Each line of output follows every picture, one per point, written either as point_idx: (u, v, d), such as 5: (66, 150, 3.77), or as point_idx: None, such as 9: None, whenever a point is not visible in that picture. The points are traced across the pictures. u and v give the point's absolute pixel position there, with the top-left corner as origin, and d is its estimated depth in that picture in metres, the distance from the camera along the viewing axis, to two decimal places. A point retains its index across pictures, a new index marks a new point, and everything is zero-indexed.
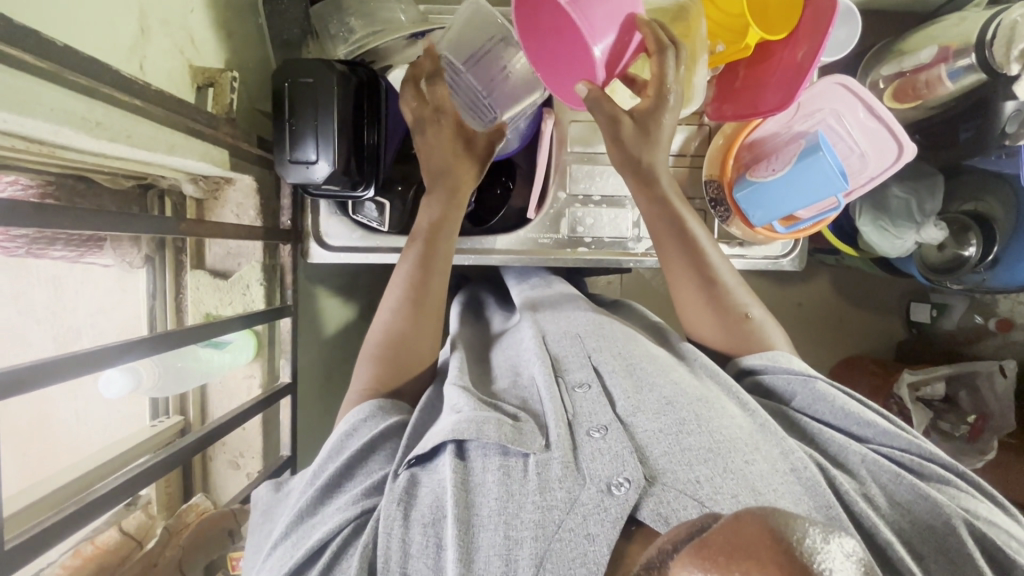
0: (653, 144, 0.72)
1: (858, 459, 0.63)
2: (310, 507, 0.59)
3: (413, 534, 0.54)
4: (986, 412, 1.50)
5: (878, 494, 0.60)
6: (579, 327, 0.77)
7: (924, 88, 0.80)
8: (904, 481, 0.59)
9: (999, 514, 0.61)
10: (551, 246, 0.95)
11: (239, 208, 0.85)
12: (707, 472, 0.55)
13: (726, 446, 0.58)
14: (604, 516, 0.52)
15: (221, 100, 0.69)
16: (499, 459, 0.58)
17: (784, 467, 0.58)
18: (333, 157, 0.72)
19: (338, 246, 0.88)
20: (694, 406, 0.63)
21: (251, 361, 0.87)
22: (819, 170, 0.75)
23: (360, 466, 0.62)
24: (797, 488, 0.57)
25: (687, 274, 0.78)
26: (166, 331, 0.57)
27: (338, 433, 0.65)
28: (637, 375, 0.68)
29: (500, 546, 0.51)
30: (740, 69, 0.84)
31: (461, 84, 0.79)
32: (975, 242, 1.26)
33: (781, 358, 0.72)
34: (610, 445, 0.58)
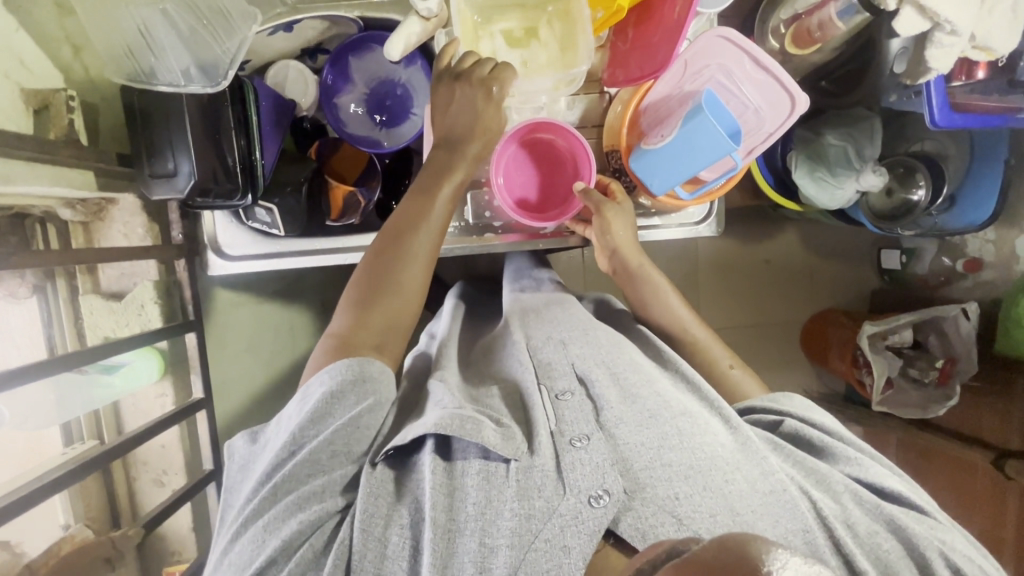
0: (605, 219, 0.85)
1: (841, 488, 0.65)
2: (283, 484, 0.60)
3: (391, 533, 0.57)
4: (953, 356, 1.45)
5: (857, 519, 0.62)
6: (563, 332, 0.79)
7: (818, 31, 0.74)
8: (882, 511, 0.62)
9: (973, 551, 0.63)
10: (458, 233, 0.91)
11: (127, 227, 0.83)
12: (686, 490, 0.59)
13: (707, 463, 0.61)
14: (581, 528, 0.55)
15: (61, 121, 0.67)
16: (481, 462, 0.61)
17: (764, 487, 0.61)
18: (191, 167, 0.69)
19: (236, 256, 0.88)
20: (678, 422, 0.65)
21: (160, 380, 0.86)
22: (703, 132, 0.71)
23: (345, 441, 0.62)
24: (776, 509, 0.59)
25: (655, 311, 0.89)
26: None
27: (318, 395, 0.64)
28: (622, 384, 0.70)
29: (475, 552, 0.55)
30: (628, 31, 0.80)
31: (354, 95, 0.91)
32: (923, 182, 1.21)
33: (783, 399, 0.76)
34: (591, 456, 0.60)
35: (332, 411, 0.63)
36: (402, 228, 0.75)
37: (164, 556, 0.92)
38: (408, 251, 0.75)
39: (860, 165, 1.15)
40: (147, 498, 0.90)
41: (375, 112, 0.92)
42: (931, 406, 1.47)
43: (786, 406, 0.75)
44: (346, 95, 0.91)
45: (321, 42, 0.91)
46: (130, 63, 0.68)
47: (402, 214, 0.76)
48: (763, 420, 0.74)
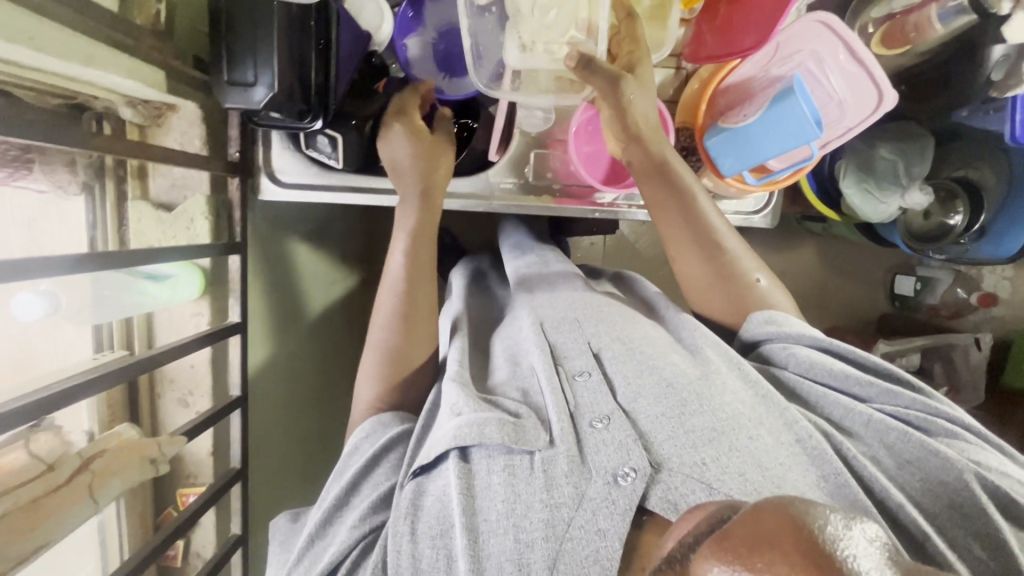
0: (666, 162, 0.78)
1: (862, 421, 0.66)
2: (319, 529, 0.64)
3: (421, 546, 0.57)
4: (957, 386, 1.48)
5: (884, 453, 0.63)
6: (574, 312, 0.78)
7: (913, 31, 0.74)
8: (909, 437, 0.62)
9: (1007, 464, 0.64)
10: (514, 190, 0.91)
11: (184, 137, 0.80)
12: (713, 453, 0.60)
13: (730, 423, 0.62)
14: (613, 509, 0.56)
15: (147, 10, 0.66)
16: (505, 458, 0.61)
17: (789, 439, 0.63)
18: (272, 81, 0.67)
19: (290, 183, 0.87)
20: (693, 386, 0.66)
21: (198, 299, 0.84)
22: (790, 116, 0.70)
23: (365, 478, 0.66)
24: (803, 460, 0.61)
25: (682, 241, 0.80)
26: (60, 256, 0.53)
27: (344, 452, 0.70)
28: (637, 357, 0.70)
29: (509, 549, 0.55)
30: (719, 9, 0.78)
31: (424, 40, 0.88)
32: (961, 210, 1.23)
33: (779, 319, 0.74)
34: (614, 435, 0.62)
35: (354, 460, 0.69)
36: (409, 278, 0.80)
37: (178, 478, 0.91)
38: (418, 304, 0.79)
39: (907, 182, 1.15)
40: (170, 417, 0.88)
41: (443, 62, 0.89)
42: None
43: (791, 333, 0.73)
44: (415, 37, 0.87)
45: None
46: None
47: (396, 264, 0.81)
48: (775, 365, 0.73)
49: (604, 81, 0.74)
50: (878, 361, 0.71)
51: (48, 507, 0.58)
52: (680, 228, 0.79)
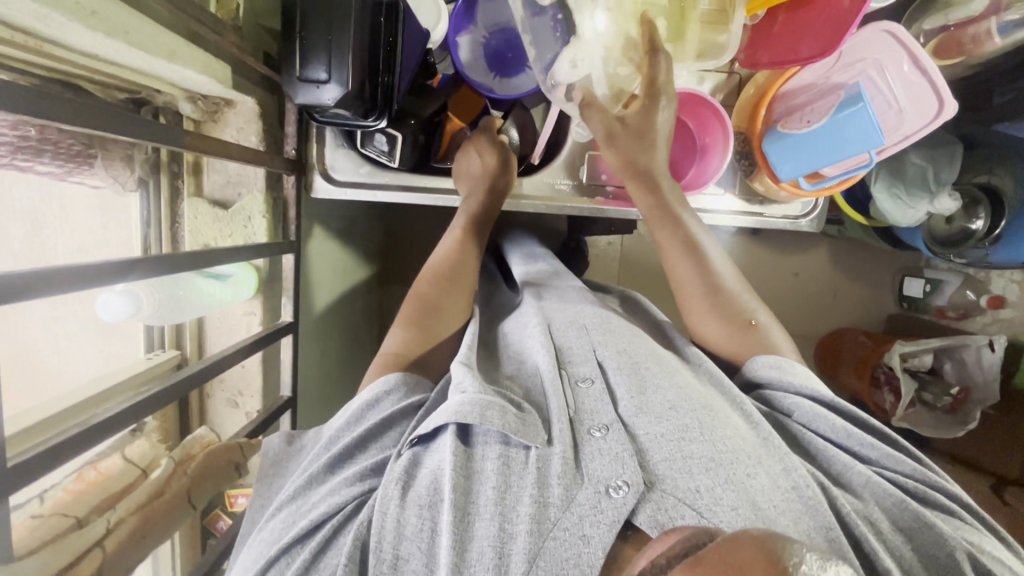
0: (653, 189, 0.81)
1: (860, 480, 0.63)
2: (318, 475, 0.62)
3: (408, 515, 0.55)
4: (969, 385, 1.53)
5: (880, 516, 0.60)
6: (584, 318, 0.81)
7: (970, 43, 0.76)
8: (908, 507, 0.60)
9: (1001, 551, 0.61)
10: (569, 192, 0.91)
11: (240, 133, 0.79)
12: (708, 483, 0.57)
13: (729, 456, 0.60)
14: (600, 518, 0.53)
15: (226, 3, 0.64)
16: (500, 448, 0.60)
17: (785, 484, 0.60)
18: (345, 79, 0.66)
19: (344, 182, 0.86)
20: (698, 413, 0.65)
21: (251, 298, 0.83)
22: (856, 124, 0.72)
23: (374, 439, 0.65)
24: (797, 506, 0.58)
25: (681, 269, 0.81)
26: (151, 256, 0.52)
27: (361, 400, 0.68)
28: (641, 374, 0.70)
29: (493, 537, 0.52)
30: (780, 15, 0.79)
31: (474, 37, 0.87)
32: (983, 214, 1.27)
33: (786, 366, 0.74)
34: (610, 446, 0.60)
35: (366, 414, 0.67)
36: (444, 270, 0.82)
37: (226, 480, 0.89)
38: (434, 331, 0.78)
39: (936, 188, 1.18)
40: (220, 417, 0.87)
41: (493, 61, 0.89)
42: (946, 429, 1.56)
43: (792, 379, 0.72)
44: (467, 35, 0.87)
45: None
46: None
47: (440, 256, 0.84)
48: (778, 403, 0.72)
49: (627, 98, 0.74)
50: (882, 428, 0.71)
51: (155, 507, 0.63)
52: (670, 240, 0.81)
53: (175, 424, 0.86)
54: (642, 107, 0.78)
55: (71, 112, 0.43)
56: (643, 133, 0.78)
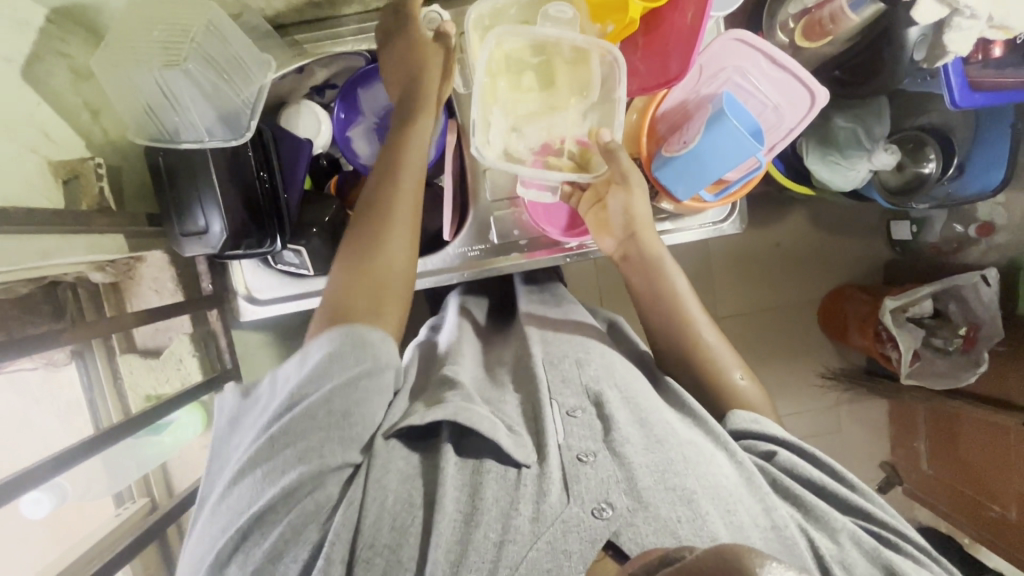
0: (637, 239, 0.83)
1: (839, 525, 0.62)
2: (282, 435, 0.57)
3: (388, 513, 0.55)
4: (977, 322, 1.44)
5: (855, 561, 0.59)
6: (580, 351, 0.76)
7: (830, 23, 0.74)
8: (881, 556, 0.60)
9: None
10: (482, 256, 0.92)
11: (157, 282, 0.83)
12: (689, 515, 0.57)
13: (712, 492, 0.59)
14: (583, 534, 0.54)
15: (90, 190, 0.67)
16: (494, 462, 0.59)
17: (763, 523, 0.59)
18: (223, 221, 0.69)
19: (268, 300, 0.88)
20: (682, 448, 0.63)
21: (204, 432, 0.87)
22: (728, 135, 0.71)
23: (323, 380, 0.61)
24: (776, 546, 0.58)
25: (653, 299, 0.83)
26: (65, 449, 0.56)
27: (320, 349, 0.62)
28: (634, 407, 0.68)
29: (481, 544, 0.53)
30: (637, 40, 0.80)
31: (366, 126, 0.88)
32: (933, 157, 1.21)
33: (766, 423, 0.71)
34: (597, 471, 0.59)
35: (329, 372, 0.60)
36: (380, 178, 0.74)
37: None
38: (365, 291, 0.68)
39: (871, 145, 1.14)
40: None
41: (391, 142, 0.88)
42: (961, 374, 1.46)
43: (773, 431, 0.70)
44: (357, 126, 0.88)
45: (330, 77, 0.88)
46: (152, 123, 0.68)
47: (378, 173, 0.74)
48: (756, 449, 0.69)
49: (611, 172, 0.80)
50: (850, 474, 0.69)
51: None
52: (638, 275, 0.84)
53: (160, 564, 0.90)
54: (622, 194, 0.81)
55: None
56: (632, 226, 0.83)
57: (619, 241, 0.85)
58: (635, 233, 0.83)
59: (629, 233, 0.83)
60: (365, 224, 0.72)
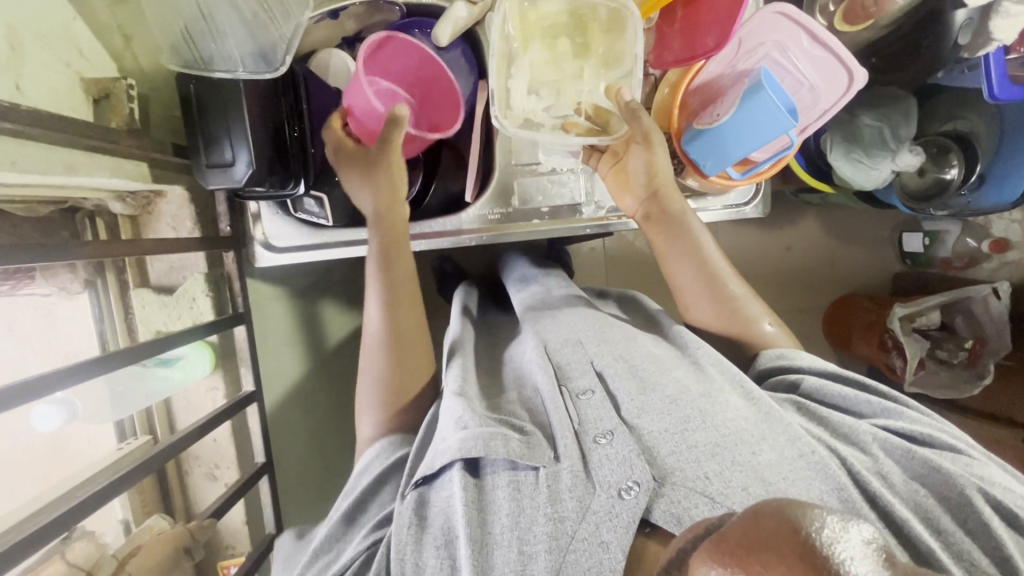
0: (662, 198, 0.80)
1: (869, 437, 0.63)
2: (323, 545, 0.64)
3: (427, 557, 0.56)
4: (983, 337, 1.43)
5: (890, 469, 0.60)
6: (580, 331, 0.74)
7: (874, 5, 0.75)
8: (914, 455, 0.60)
9: (1012, 482, 0.60)
10: (502, 221, 0.91)
11: (175, 219, 0.82)
12: (716, 468, 0.57)
13: (732, 438, 0.60)
14: (617, 522, 0.54)
15: (119, 110, 0.65)
16: (509, 473, 0.60)
17: (792, 454, 0.59)
18: (250, 155, 0.68)
19: (283, 248, 0.86)
20: (698, 403, 0.64)
21: (211, 375, 0.86)
22: (765, 109, 0.70)
23: (372, 498, 0.66)
24: (807, 472, 0.58)
25: (681, 262, 0.79)
26: (83, 362, 0.55)
27: (354, 473, 0.70)
28: (641, 376, 0.68)
29: (513, 562, 0.53)
30: (676, 12, 0.78)
31: None
32: (956, 162, 1.21)
33: (790, 354, 0.73)
34: (617, 450, 0.59)
35: (370, 497, 0.66)
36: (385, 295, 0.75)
37: (217, 550, 0.94)
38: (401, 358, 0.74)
39: (896, 146, 1.14)
40: (201, 493, 0.91)
41: None
42: (965, 386, 1.46)
43: (796, 361, 0.72)
44: None
45: (361, 29, 0.87)
46: (187, 48, 0.66)
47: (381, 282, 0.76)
48: (783, 381, 0.71)
49: (632, 129, 0.77)
50: (888, 390, 0.70)
51: None
52: (660, 232, 0.80)
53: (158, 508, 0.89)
54: (643, 155, 0.79)
55: None
56: (654, 186, 0.80)
57: (642, 198, 0.81)
58: (659, 190, 0.80)
59: (653, 191, 0.80)
60: (382, 279, 0.76)
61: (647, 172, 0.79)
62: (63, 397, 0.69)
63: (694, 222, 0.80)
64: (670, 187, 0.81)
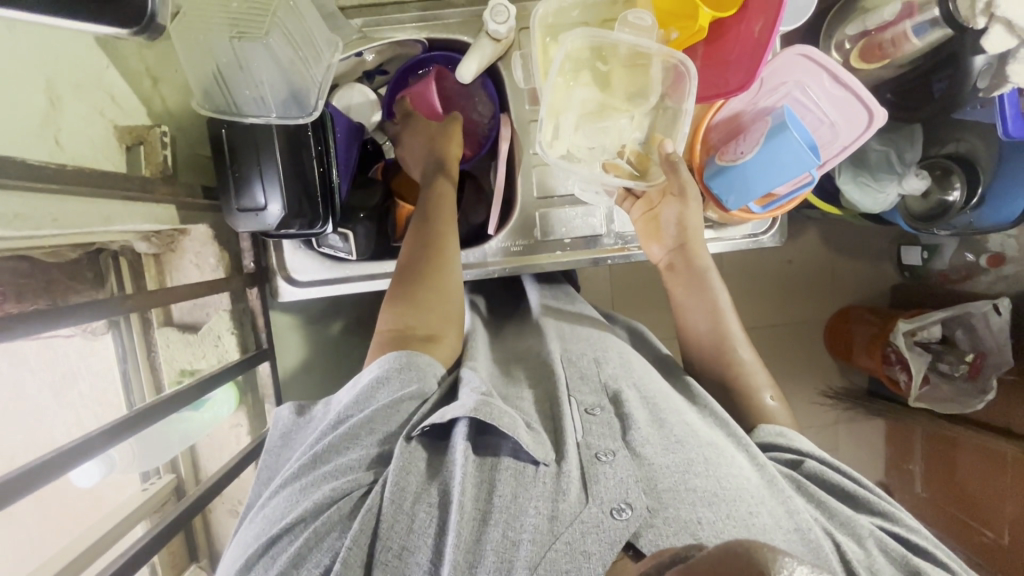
0: (689, 254, 0.82)
1: (865, 531, 0.60)
2: (322, 454, 0.58)
3: (419, 510, 0.54)
4: (984, 351, 1.46)
5: (883, 566, 0.57)
6: (597, 351, 0.75)
7: (891, 46, 0.75)
8: (909, 562, 0.58)
9: None
10: (524, 252, 0.91)
11: (199, 257, 0.82)
12: (711, 517, 0.54)
13: (733, 493, 0.57)
14: (602, 536, 0.51)
15: (154, 158, 0.66)
16: (512, 462, 0.57)
17: (788, 524, 0.56)
18: (282, 199, 0.69)
19: (306, 282, 0.86)
20: (704, 449, 0.61)
21: (235, 411, 0.86)
22: (788, 148, 0.71)
23: (383, 421, 0.59)
24: (800, 546, 0.54)
25: (690, 304, 0.81)
26: (125, 417, 0.54)
27: (367, 378, 0.62)
28: (654, 411, 0.66)
29: (498, 543, 0.51)
30: (697, 46, 0.79)
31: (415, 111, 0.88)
32: (958, 184, 1.22)
33: (789, 435, 0.70)
34: (617, 471, 0.56)
35: (374, 394, 0.61)
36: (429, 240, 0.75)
37: None
38: (420, 290, 0.70)
39: (903, 169, 1.16)
40: (226, 529, 0.91)
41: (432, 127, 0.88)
42: (967, 400, 1.48)
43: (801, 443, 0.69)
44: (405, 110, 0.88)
45: (382, 63, 0.87)
46: (220, 94, 0.66)
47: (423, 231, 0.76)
48: (785, 457, 0.67)
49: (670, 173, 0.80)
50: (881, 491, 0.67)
51: None
52: (682, 279, 0.82)
53: (182, 544, 0.89)
54: (676, 206, 0.82)
55: (20, 323, 0.46)
56: (683, 238, 0.82)
57: (667, 245, 0.84)
58: (687, 241, 0.82)
59: (681, 241, 0.83)
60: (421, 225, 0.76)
61: (677, 222, 0.82)
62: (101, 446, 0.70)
63: (714, 276, 0.81)
64: (700, 240, 0.83)
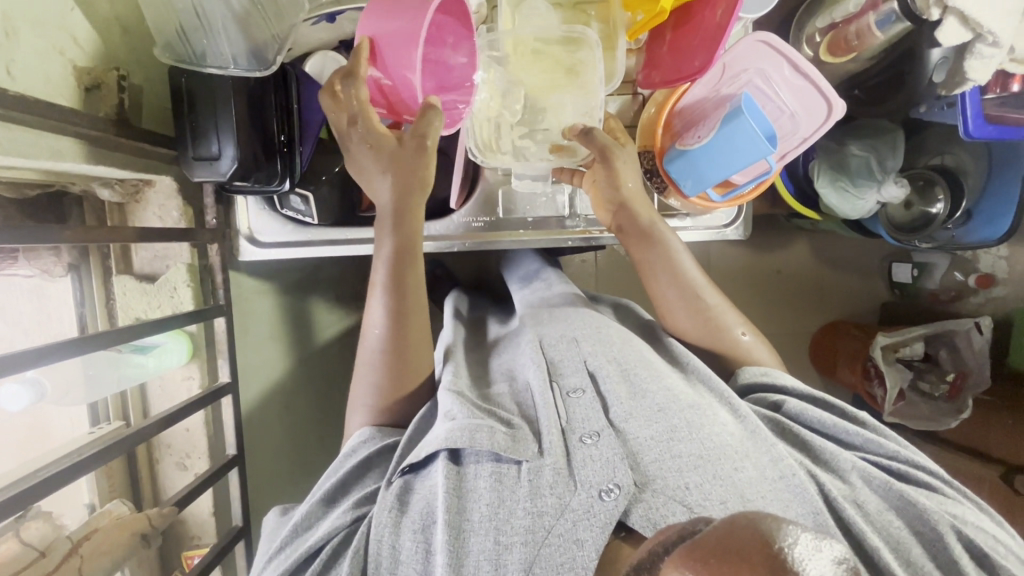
0: (629, 212, 0.81)
1: (850, 465, 0.64)
2: (304, 519, 0.63)
3: (403, 540, 0.56)
4: (964, 371, 1.42)
5: (868, 499, 0.61)
6: (576, 329, 0.75)
7: (856, 39, 0.74)
8: (893, 488, 0.61)
9: (989, 522, 0.62)
10: (485, 229, 0.92)
11: (162, 210, 0.83)
12: (697, 479, 0.57)
13: (716, 452, 0.59)
14: (594, 521, 0.53)
15: (110, 100, 0.68)
16: (493, 465, 0.59)
17: (773, 474, 0.59)
18: (234, 150, 0.70)
19: (269, 242, 0.87)
20: (685, 412, 0.63)
21: (187, 364, 0.87)
22: (743, 135, 0.70)
23: (355, 482, 0.65)
24: (785, 494, 0.57)
25: (669, 293, 0.80)
26: (56, 343, 0.55)
27: (339, 453, 0.68)
28: (632, 380, 0.67)
29: (489, 551, 0.53)
30: (667, 33, 0.79)
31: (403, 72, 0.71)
32: (942, 197, 1.21)
33: (775, 374, 0.74)
34: (602, 453, 0.58)
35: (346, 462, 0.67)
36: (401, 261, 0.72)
37: (183, 540, 0.96)
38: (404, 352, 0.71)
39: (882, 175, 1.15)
40: (171, 479, 0.92)
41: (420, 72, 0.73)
42: (942, 419, 1.44)
43: (781, 382, 0.73)
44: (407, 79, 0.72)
45: None
46: (182, 45, 0.67)
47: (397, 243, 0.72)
48: (765, 399, 0.72)
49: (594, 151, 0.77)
50: (867, 416, 0.71)
51: None
52: (649, 254, 0.81)
53: (127, 492, 0.90)
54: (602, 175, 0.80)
55: None
56: (621, 198, 0.81)
57: (621, 216, 0.81)
58: (625, 198, 0.81)
59: (619, 202, 0.81)
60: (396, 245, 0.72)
61: (613, 182, 0.80)
62: (32, 377, 0.71)
63: (668, 235, 0.81)
64: (640, 204, 0.81)
